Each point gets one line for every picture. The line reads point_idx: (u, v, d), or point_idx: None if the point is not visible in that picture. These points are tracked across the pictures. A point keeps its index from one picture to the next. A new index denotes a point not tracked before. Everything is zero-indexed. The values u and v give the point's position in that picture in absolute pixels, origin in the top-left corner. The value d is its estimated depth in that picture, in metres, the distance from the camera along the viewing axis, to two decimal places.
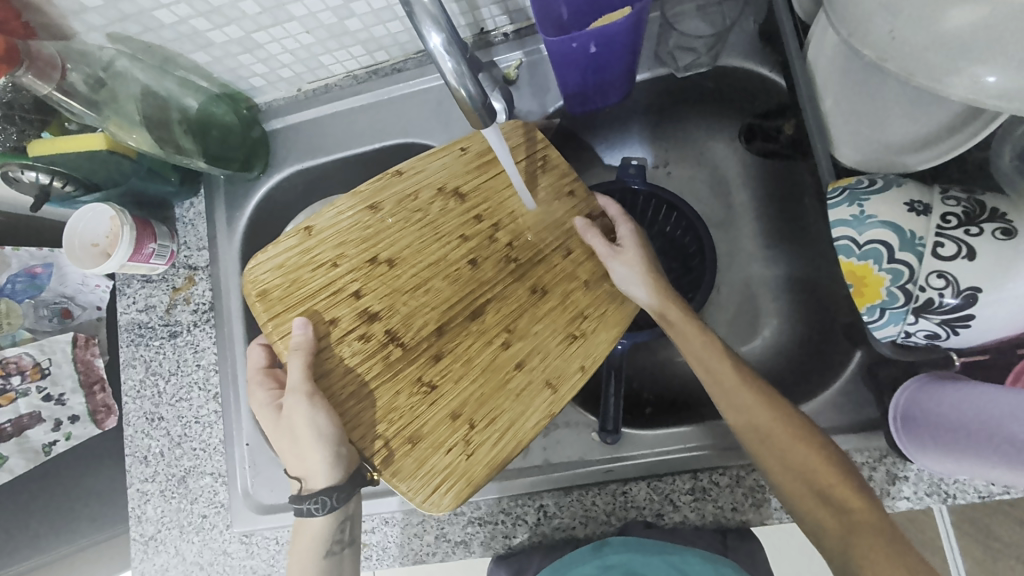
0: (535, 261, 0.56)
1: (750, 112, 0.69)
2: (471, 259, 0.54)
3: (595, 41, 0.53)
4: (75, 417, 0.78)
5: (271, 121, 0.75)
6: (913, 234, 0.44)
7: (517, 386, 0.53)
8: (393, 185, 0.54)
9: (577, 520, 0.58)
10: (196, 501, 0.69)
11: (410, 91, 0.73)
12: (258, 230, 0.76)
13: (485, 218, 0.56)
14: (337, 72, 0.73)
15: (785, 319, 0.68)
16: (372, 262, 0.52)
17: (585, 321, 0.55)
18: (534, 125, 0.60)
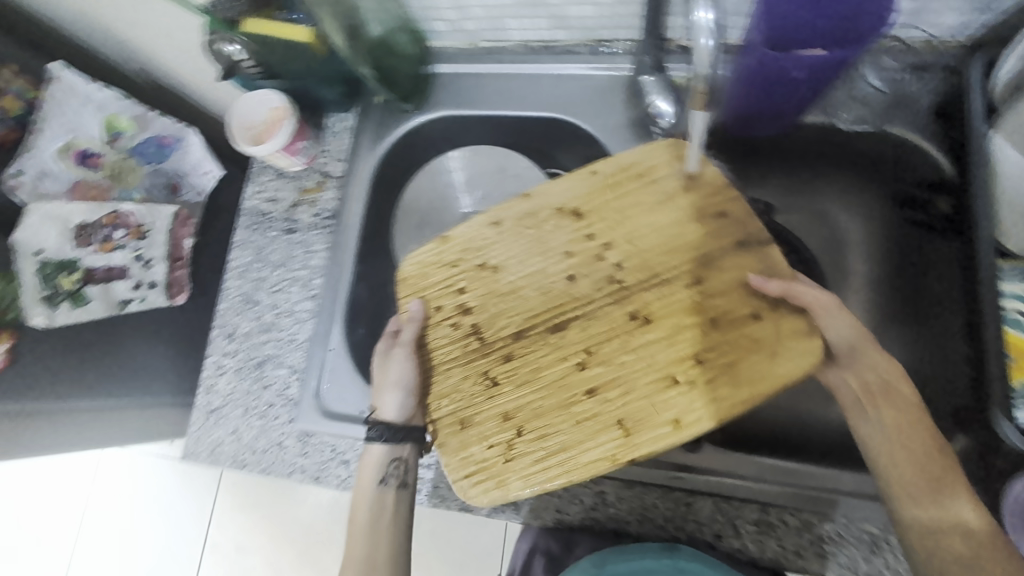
0: (646, 289, 0.52)
1: (898, 180, 0.69)
2: (570, 275, 0.55)
3: (805, 66, 0.52)
4: (151, 284, 0.96)
5: (437, 64, 0.78)
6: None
7: (583, 412, 0.51)
8: (516, 204, 0.58)
9: (633, 516, 0.59)
10: (268, 388, 0.71)
11: (577, 73, 0.75)
12: (396, 159, 0.79)
13: (597, 236, 0.55)
14: (514, 38, 0.76)
15: None
16: (480, 267, 0.57)
17: (693, 367, 0.50)
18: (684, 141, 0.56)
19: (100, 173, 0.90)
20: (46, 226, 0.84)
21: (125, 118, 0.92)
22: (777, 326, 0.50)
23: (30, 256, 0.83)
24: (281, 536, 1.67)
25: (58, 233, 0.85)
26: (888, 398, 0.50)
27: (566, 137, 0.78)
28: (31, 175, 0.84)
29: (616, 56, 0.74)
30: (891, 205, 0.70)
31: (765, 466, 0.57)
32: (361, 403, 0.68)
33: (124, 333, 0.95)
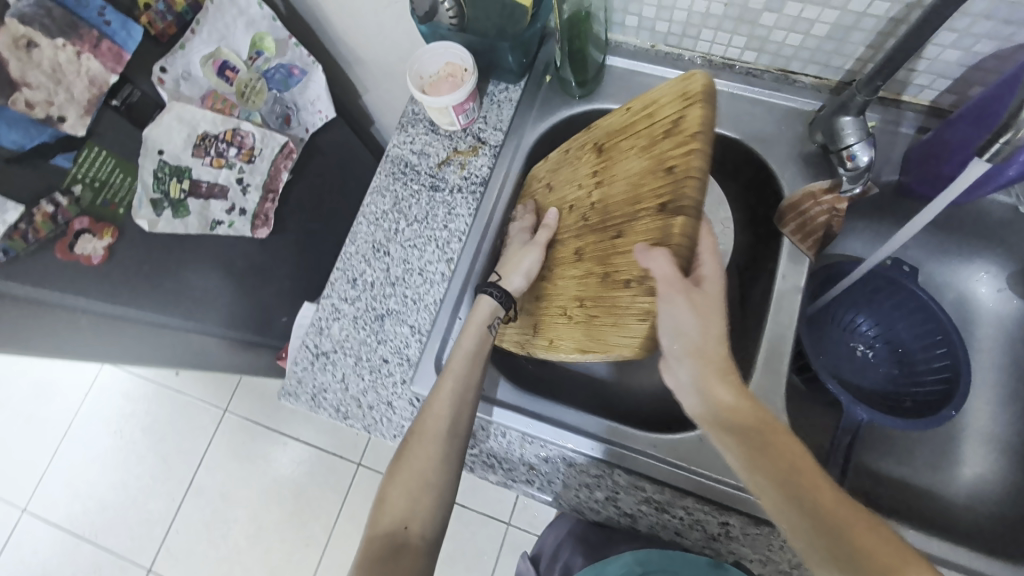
0: (595, 231, 0.59)
1: None
2: (570, 204, 0.64)
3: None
4: (242, 212, 0.94)
5: (613, 57, 0.77)
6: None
7: (531, 311, 0.68)
8: (575, 138, 0.66)
9: (756, 555, 0.58)
10: (383, 343, 0.68)
11: (756, 98, 0.74)
12: (551, 141, 0.77)
13: (598, 174, 0.61)
14: (698, 49, 0.74)
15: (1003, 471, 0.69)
16: (543, 184, 0.70)
17: (580, 306, 0.59)
18: (702, 75, 0.50)
19: (232, 88, 0.87)
20: (175, 128, 0.81)
21: (271, 39, 0.91)
22: (636, 300, 0.52)
23: (154, 153, 0.79)
24: (271, 492, 1.63)
25: (184, 138, 0.82)
26: (743, 436, 0.49)
27: (727, 156, 0.77)
28: (174, 75, 0.80)
29: (798, 90, 0.73)
30: None
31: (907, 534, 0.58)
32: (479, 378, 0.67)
33: (200, 250, 0.90)
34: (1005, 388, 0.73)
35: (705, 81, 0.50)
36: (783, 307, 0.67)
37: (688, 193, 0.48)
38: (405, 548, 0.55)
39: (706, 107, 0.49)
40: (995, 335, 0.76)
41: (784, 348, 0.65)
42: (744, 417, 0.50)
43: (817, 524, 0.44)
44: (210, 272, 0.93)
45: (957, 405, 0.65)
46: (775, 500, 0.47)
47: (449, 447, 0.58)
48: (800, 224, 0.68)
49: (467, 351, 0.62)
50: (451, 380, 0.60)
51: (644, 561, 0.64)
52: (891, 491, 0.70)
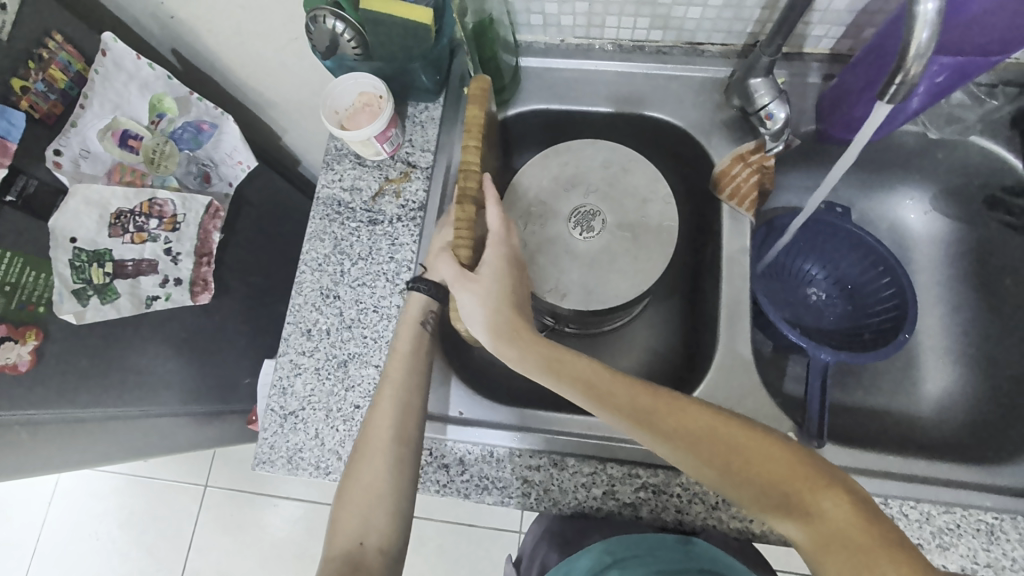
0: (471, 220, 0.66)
1: (992, 183, 0.73)
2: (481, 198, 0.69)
3: (923, 97, 0.60)
4: (177, 281, 0.89)
5: (526, 58, 0.77)
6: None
7: None
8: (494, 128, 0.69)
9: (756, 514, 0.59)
10: (351, 390, 0.66)
11: (670, 74, 0.76)
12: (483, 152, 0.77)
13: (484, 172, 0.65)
14: (607, 36, 0.76)
15: (961, 378, 0.73)
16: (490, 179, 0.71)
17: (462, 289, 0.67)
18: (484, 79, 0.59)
19: (139, 157, 0.83)
20: (84, 212, 0.76)
21: (170, 99, 0.87)
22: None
23: (66, 242, 0.74)
24: (271, 558, 1.56)
25: (95, 219, 0.77)
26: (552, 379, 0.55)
27: (654, 134, 0.78)
28: (71, 156, 0.75)
29: (708, 60, 0.75)
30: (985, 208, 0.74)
31: (887, 461, 0.60)
32: (456, 402, 0.65)
33: (136, 331, 0.85)
34: (950, 302, 0.77)
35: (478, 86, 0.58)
36: (734, 270, 0.69)
37: (462, 185, 0.57)
38: (362, 563, 0.55)
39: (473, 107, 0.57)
40: (932, 254, 0.80)
41: (744, 310, 0.67)
42: (571, 383, 0.54)
43: (709, 463, 0.49)
44: (151, 351, 0.88)
45: (909, 327, 0.69)
46: (668, 451, 0.51)
47: (399, 458, 0.58)
48: (735, 189, 0.70)
49: (402, 356, 0.63)
50: (392, 390, 0.60)
51: (614, 550, 0.61)
52: (867, 421, 0.73)
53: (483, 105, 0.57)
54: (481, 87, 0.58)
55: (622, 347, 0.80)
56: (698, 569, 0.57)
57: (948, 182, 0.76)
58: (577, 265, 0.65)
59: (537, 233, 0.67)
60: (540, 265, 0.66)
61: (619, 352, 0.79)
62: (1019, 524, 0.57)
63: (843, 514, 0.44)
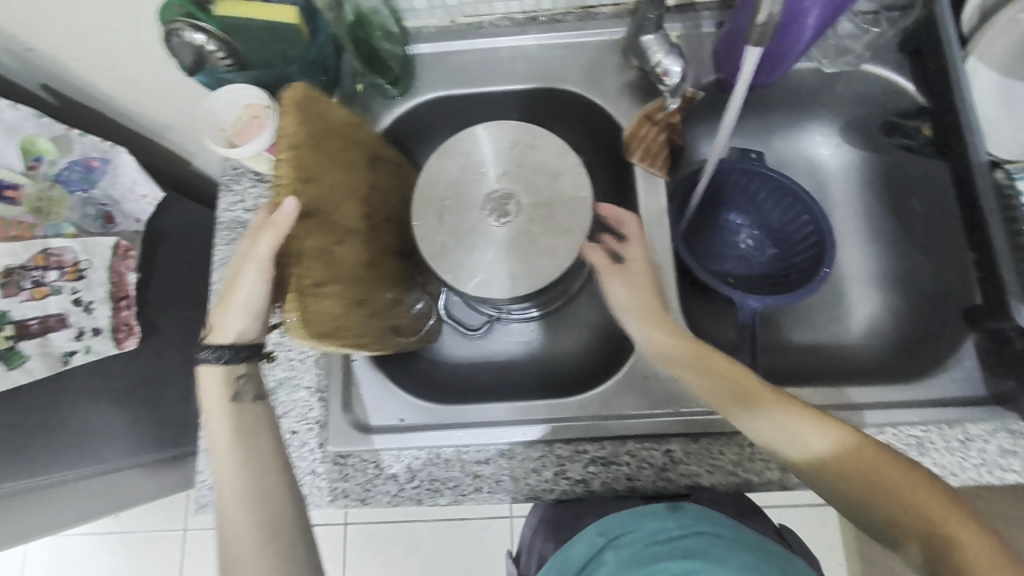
0: (356, 240, 0.55)
1: (887, 111, 0.73)
2: (370, 217, 0.59)
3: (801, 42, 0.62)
4: (96, 331, 0.84)
5: (418, 45, 0.73)
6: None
7: (403, 320, 0.63)
8: (362, 125, 0.58)
9: (703, 468, 0.60)
10: (286, 416, 0.64)
11: (567, 42, 0.73)
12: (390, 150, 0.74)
13: (352, 185, 0.55)
14: (497, 11, 0.73)
15: (886, 303, 0.75)
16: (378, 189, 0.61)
17: (372, 319, 0.56)
18: (296, 83, 0.48)
19: (22, 208, 0.78)
20: None
21: (44, 140, 0.81)
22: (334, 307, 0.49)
23: None
24: None
25: None
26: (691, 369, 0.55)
27: (561, 108, 0.76)
28: None
29: (603, 22, 0.73)
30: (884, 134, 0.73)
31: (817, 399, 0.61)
32: (395, 411, 0.63)
33: None
34: (869, 230, 0.78)
35: (291, 90, 0.47)
36: (656, 232, 0.68)
37: (273, 203, 0.46)
38: None
39: (285, 113, 0.46)
40: (846, 187, 0.81)
41: (670, 270, 0.66)
42: (716, 380, 0.54)
43: (841, 476, 0.49)
44: (75, 410, 0.83)
45: (829, 263, 0.70)
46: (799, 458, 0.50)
47: (273, 558, 0.49)
48: (646, 149, 0.68)
49: (230, 455, 0.52)
50: (231, 496, 0.51)
51: (607, 531, 0.55)
52: (801, 359, 0.75)
53: (298, 115, 0.47)
54: (296, 97, 0.48)
55: (564, 326, 0.79)
56: (694, 532, 0.51)
57: (852, 113, 0.77)
58: (496, 253, 0.63)
59: (451, 224, 0.64)
60: (458, 258, 0.63)
61: (562, 331, 0.79)
62: (944, 433, 0.59)
63: (987, 545, 0.43)
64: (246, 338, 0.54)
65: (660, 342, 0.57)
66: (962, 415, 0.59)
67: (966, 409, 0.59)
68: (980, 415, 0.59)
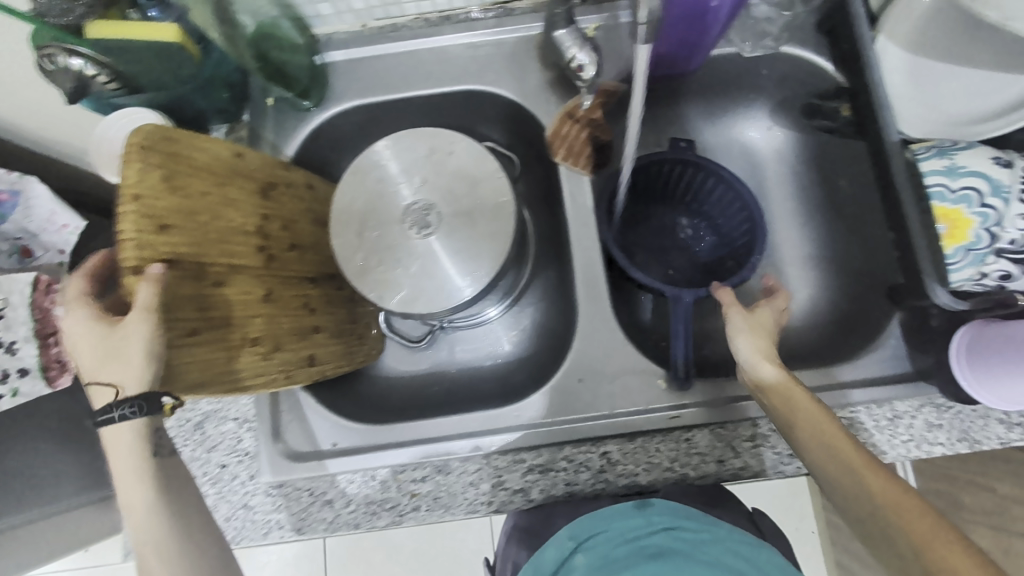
0: (246, 275, 0.55)
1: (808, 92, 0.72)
2: (264, 248, 0.58)
3: (708, 27, 0.58)
4: (23, 372, 0.72)
5: (330, 52, 0.69)
6: (1000, 184, 0.46)
7: (318, 343, 0.63)
8: (242, 153, 0.57)
9: (641, 467, 0.60)
10: (214, 450, 0.62)
11: (484, 41, 0.70)
12: (308, 164, 0.71)
13: (234, 219, 0.54)
14: (409, 12, 0.69)
15: (822, 284, 0.74)
16: (271, 216, 0.60)
17: (273, 351, 0.56)
18: (142, 127, 0.47)
19: None
20: None
21: None
22: (210, 350, 0.49)
23: None
24: None
25: None
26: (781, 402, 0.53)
27: (486, 109, 0.74)
28: None
29: (521, 17, 0.70)
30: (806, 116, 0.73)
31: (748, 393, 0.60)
32: (327, 435, 0.62)
33: None
34: (804, 212, 0.77)
35: (135, 136, 0.46)
36: (583, 232, 0.66)
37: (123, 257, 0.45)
38: None
39: (129, 162, 0.45)
40: (780, 168, 0.80)
41: (598, 272, 0.65)
42: (804, 412, 0.52)
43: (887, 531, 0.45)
44: None
45: (759, 251, 0.69)
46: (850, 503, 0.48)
47: None
48: (569, 148, 0.67)
49: (149, 505, 0.49)
50: (151, 554, 0.48)
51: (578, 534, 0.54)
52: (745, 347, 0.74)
53: (145, 162, 0.46)
54: (142, 142, 0.46)
55: (507, 330, 0.78)
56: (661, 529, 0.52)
57: (780, 95, 0.76)
58: (417, 266, 0.61)
59: (370, 241, 0.62)
60: (379, 275, 0.61)
61: (506, 334, 0.78)
62: (873, 413, 0.60)
63: None
64: (133, 387, 0.46)
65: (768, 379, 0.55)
66: (889, 394, 0.59)
67: (892, 387, 0.60)
68: (903, 393, 0.59)
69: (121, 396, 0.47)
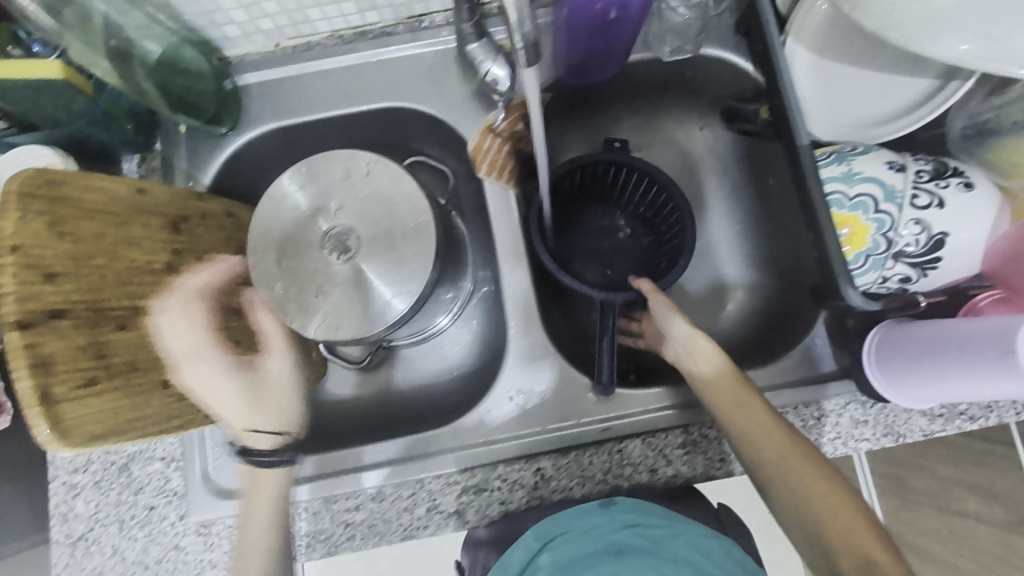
0: (153, 313, 0.53)
1: (730, 95, 0.71)
2: (176, 286, 0.56)
3: (608, 33, 0.56)
4: None
5: (243, 74, 0.68)
6: (893, 188, 0.45)
7: None
8: (147, 188, 0.56)
9: (575, 481, 0.59)
10: (141, 492, 0.60)
11: (400, 56, 0.68)
12: (228, 190, 0.69)
13: (138, 255, 0.53)
14: (321, 29, 0.67)
15: (757, 283, 0.75)
16: (184, 252, 0.58)
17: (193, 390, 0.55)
18: (20, 172, 0.45)
19: None
20: None
21: None
22: (115, 399, 0.48)
23: None
24: None
25: None
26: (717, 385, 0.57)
27: (409, 124, 0.72)
28: None
29: (436, 30, 0.68)
30: (726, 120, 0.73)
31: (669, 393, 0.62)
32: None
33: None
34: (738, 211, 0.77)
35: (11, 182, 0.44)
36: (509, 246, 0.65)
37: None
38: None
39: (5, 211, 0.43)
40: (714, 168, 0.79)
41: (527, 286, 0.64)
42: (736, 394, 0.55)
43: (807, 506, 0.51)
44: None
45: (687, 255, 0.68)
46: (776, 479, 0.53)
47: None
48: (491, 162, 0.66)
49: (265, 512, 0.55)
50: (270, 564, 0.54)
51: (544, 534, 0.54)
52: None
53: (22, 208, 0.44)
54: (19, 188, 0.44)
55: (447, 346, 0.76)
56: (626, 527, 0.53)
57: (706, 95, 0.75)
58: (338, 294, 0.60)
59: (289, 269, 0.60)
60: (299, 303, 0.60)
61: (448, 350, 0.76)
62: (800, 413, 0.60)
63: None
64: (292, 430, 0.59)
65: (703, 363, 0.59)
66: (814, 394, 0.60)
67: (817, 386, 0.60)
68: (826, 393, 0.59)
69: (286, 440, 0.58)
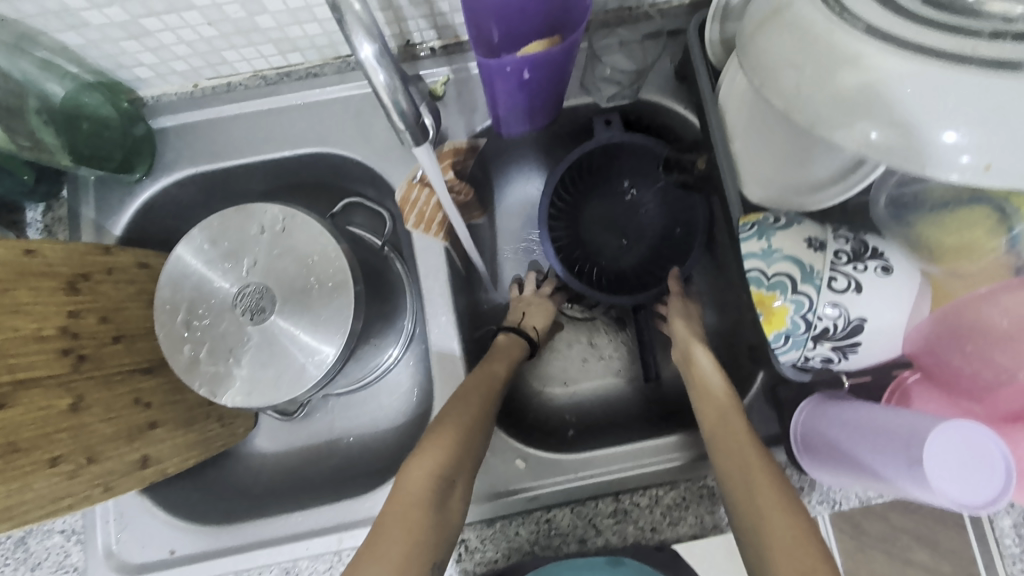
0: (42, 385, 0.49)
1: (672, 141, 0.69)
2: (72, 352, 0.52)
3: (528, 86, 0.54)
4: None
5: (158, 117, 0.64)
6: (811, 268, 0.44)
7: (158, 438, 0.59)
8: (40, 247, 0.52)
9: (500, 553, 0.57)
10: (39, 567, 0.57)
11: (326, 100, 0.65)
12: (143, 238, 0.66)
13: (27, 322, 0.48)
14: (242, 70, 0.64)
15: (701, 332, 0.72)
16: (86, 313, 0.54)
17: (89, 465, 0.51)
18: None
19: None
20: None
21: None
22: None
23: None
24: None
25: None
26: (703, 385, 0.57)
27: (339, 170, 0.69)
28: None
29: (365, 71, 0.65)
30: None
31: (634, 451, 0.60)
32: (169, 541, 0.59)
33: None
34: None
35: None
36: (437, 300, 0.62)
37: None
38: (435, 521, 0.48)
39: None
40: None
41: (453, 344, 0.62)
42: (715, 394, 0.55)
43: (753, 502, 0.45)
44: None
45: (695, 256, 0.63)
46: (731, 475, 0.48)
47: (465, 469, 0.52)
48: (419, 214, 0.63)
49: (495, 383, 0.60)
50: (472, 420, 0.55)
51: None
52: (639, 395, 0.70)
53: None
54: None
55: (385, 397, 0.72)
56: None
57: None
58: (250, 357, 0.57)
59: (198, 330, 0.57)
60: (207, 366, 0.56)
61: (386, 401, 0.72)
62: None
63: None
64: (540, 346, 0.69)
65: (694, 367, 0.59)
66: None
67: None
68: None
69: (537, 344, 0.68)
